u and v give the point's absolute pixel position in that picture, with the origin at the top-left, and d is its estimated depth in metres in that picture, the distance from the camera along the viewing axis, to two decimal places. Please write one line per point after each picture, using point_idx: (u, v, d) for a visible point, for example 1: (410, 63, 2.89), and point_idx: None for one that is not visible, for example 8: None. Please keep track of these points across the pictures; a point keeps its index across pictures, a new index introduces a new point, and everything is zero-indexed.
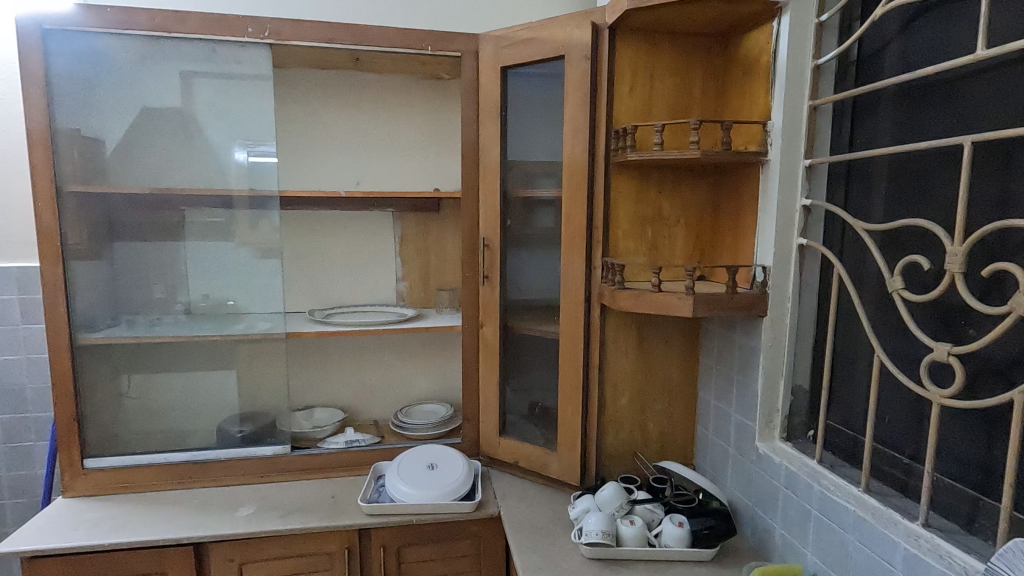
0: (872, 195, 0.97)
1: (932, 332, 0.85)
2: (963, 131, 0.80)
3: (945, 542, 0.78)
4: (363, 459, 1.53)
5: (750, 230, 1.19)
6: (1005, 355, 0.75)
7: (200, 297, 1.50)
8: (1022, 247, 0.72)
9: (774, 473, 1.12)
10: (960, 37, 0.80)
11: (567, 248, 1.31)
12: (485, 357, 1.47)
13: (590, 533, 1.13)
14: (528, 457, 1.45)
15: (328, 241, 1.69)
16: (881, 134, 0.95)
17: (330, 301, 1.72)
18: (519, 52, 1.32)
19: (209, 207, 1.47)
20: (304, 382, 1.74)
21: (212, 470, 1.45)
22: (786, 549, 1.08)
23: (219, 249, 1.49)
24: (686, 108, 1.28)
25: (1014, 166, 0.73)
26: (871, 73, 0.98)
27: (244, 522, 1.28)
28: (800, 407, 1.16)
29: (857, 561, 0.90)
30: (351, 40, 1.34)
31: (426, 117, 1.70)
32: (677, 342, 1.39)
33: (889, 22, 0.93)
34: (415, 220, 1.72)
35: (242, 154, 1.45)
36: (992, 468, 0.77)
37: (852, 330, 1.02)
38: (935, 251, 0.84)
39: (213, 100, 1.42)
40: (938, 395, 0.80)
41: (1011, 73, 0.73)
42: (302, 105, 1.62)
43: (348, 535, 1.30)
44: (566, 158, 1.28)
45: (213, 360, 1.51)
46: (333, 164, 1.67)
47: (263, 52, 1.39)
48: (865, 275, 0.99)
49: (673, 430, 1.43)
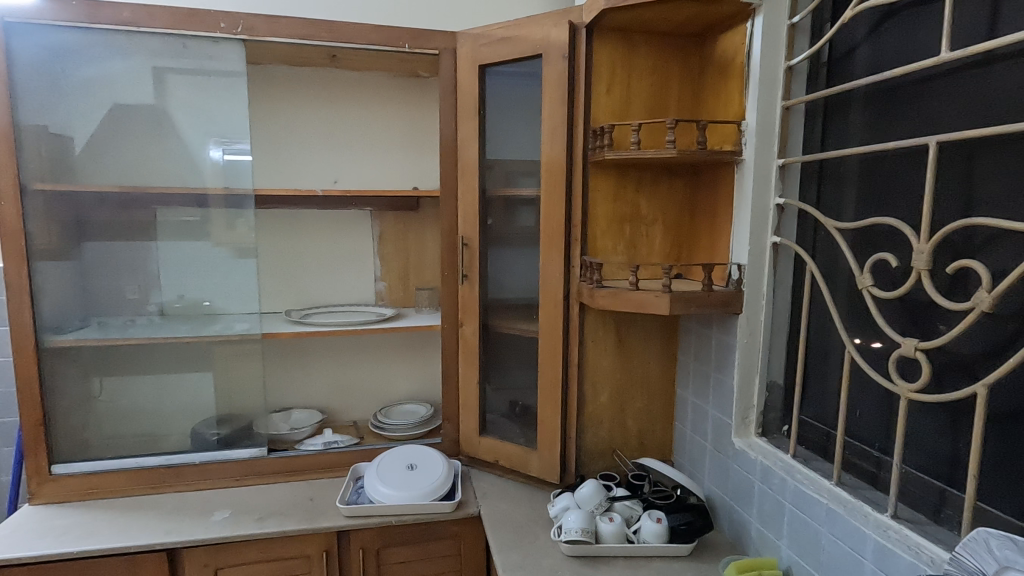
0: (842, 194, 0.99)
1: (900, 327, 0.87)
2: (931, 131, 0.82)
3: (913, 533, 0.80)
4: (341, 461, 1.52)
5: (726, 228, 1.21)
6: (969, 350, 0.77)
7: (174, 298, 1.47)
8: (985, 244, 0.74)
9: (750, 467, 1.13)
10: (925, 40, 0.83)
11: (546, 247, 1.31)
12: (465, 356, 1.47)
13: (569, 531, 1.14)
14: (508, 456, 1.45)
15: (305, 241, 1.67)
16: (852, 134, 0.97)
17: (307, 301, 1.70)
18: (497, 50, 1.31)
19: (183, 207, 1.44)
20: (281, 383, 1.72)
21: (186, 475, 1.42)
22: (761, 543, 1.10)
23: (193, 249, 1.46)
24: (663, 108, 1.29)
25: (978, 166, 0.75)
26: (842, 74, 1.00)
27: (219, 527, 1.25)
28: (774, 403, 1.18)
29: (830, 553, 0.92)
30: (327, 37, 1.32)
31: (405, 115, 1.69)
32: (656, 339, 1.40)
33: (859, 24, 0.95)
34: (394, 219, 1.71)
35: (217, 152, 1.42)
36: (958, 460, 0.79)
37: (825, 327, 1.04)
38: (903, 249, 0.86)
39: (186, 97, 1.39)
40: (906, 389, 0.82)
41: (976, 75, 0.75)
42: (278, 103, 1.60)
43: (327, 537, 1.28)
44: (544, 157, 1.28)
45: (187, 363, 1.49)
46: (310, 163, 1.65)
47: (237, 49, 1.36)
48: (836, 273, 1.01)
49: (652, 427, 1.44)
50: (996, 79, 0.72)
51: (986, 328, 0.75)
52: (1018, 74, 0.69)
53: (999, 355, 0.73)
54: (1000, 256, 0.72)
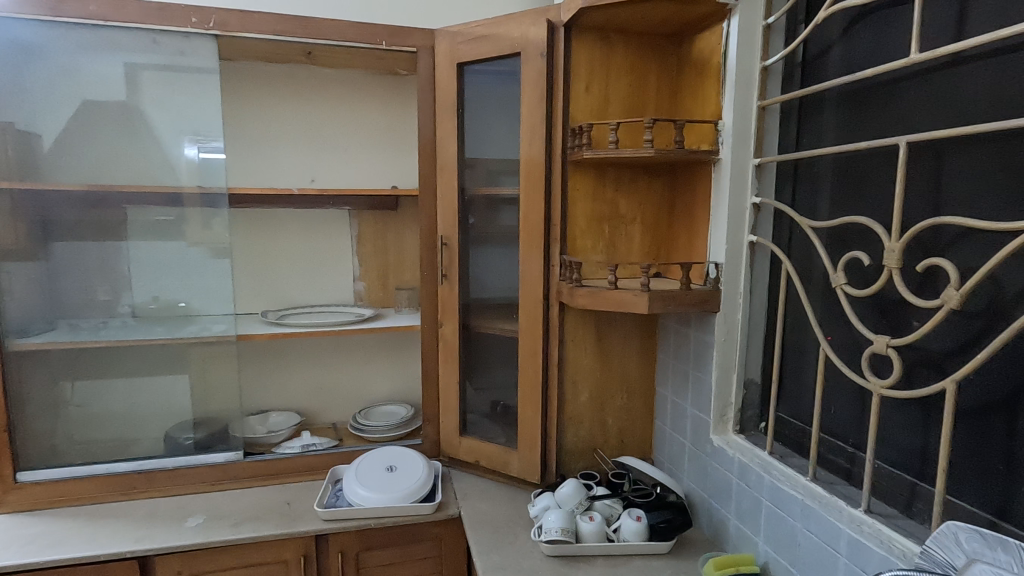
0: (817, 194, 1.00)
1: (873, 324, 0.88)
2: (901, 132, 0.83)
3: (885, 527, 0.82)
4: (320, 464, 1.50)
5: (703, 226, 1.21)
6: (939, 347, 0.79)
7: (148, 299, 1.43)
8: (953, 243, 0.75)
9: (728, 464, 1.14)
10: (896, 41, 0.84)
11: (525, 246, 1.31)
12: (445, 357, 1.46)
13: (549, 530, 1.13)
14: (488, 457, 1.44)
15: (282, 241, 1.65)
16: (826, 134, 0.98)
17: (284, 301, 1.68)
18: (476, 49, 1.31)
19: (157, 206, 1.41)
20: (258, 385, 1.69)
21: (159, 480, 1.39)
22: (739, 540, 1.11)
23: (166, 249, 1.42)
24: (641, 107, 1.29)
25: (946, 166, 0.76)
26: (816, 74, 1.01)
27: (193, 533, 1.23)
28: (752, 400, 1.19)
29: (805, 548, 0.93)
30: (302, 33, 1.30)
31: (384, 113, 1.67)
32: (636, 338, 1.41)
33: (832, 26, 0.96)
34: (373, 218, 1.69)
35: (192, 150, 1.39)
36: (928, 455, 0.81)
37: (800, 324, 1.05)
38: (875, 247, 0.87)
39: (158, 94, 1.36)
40: (878, 386, 0.83)
41: (945, 76, 0.76)
42: (253, 99, 1.57)
43: (305, 541, 1.26)
44: (523, 155, 1.28)
45: (161, 365, 1.45)
46: (286, 160, 1.62)
47: (209, 45, 1.33)
48: (811, 271, 1.02)
49: (632, 425, 1.44)
50: (965, 80, 0.74)
51: (955, 325, 0.77)
52: (987, 77, 0.71)
53: (968, 352, 0.75)
54: (967, 254, 0.74)
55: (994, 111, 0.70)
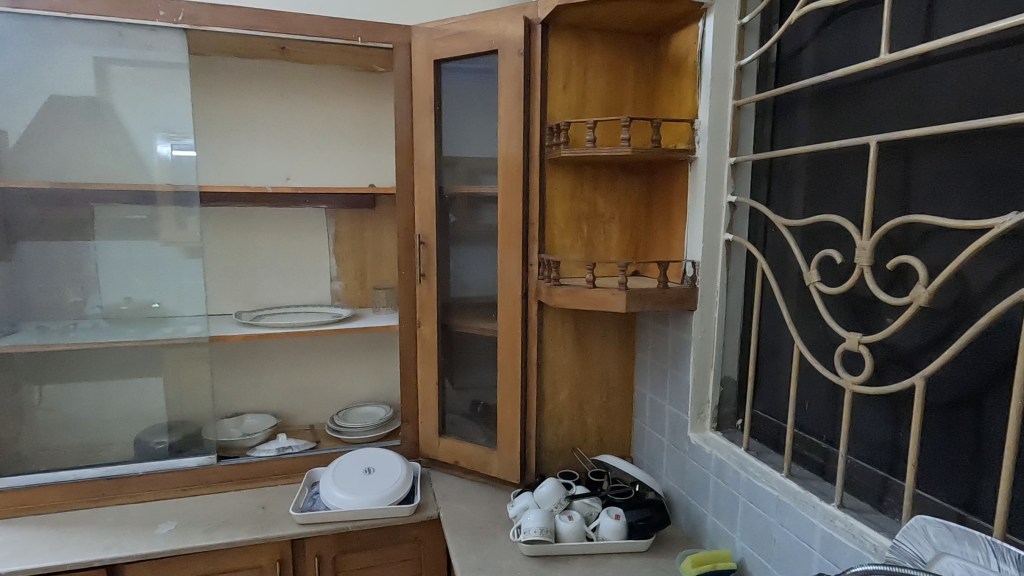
0: (792, 193, 1.01)
1: (846, 322, 0.89)
2: (871, 132, 0.84)
3: (858, 522, 0.83)
4: (296, 467, 1.47)
5: (681, 224, 1.22)
6: (909, 343, 0.80)
7: (118, 300, 1.39)
8: (922, 241, 0.77)
9: (705, 462, 1.15)
10: (867, 42, 0.85)
11: (503, 244, 1.30)
12: (423, 356, 1.45)
13: (528, 531, 1.13)
14: (467, 457, 1.43)
15: (256, 241, 1.62)
16: (800, 133, 0.99)
17: (259, 302, 1.65)
18: (453, 45, 1.29)
19: (128, 204, 1.36)
20: (233, 388, 1.66)
21: (129, 486, 1.35)
22: (716, 536, 1.12)
23: (136, 249, 1.38)
24: (619, 106, 1.29)
25: (916, 165, 0.77)
26: (790, 74, 1.02)
27: (164, 540, 1.20)
28: (728, 398, 1.19)
29: (780, 543, 0.94)
30: (276, 28, 1.27)
31: (361, 110, 1.64)
32: (615, 336, 1.41)
33: (805, 26, 0.97)
34: (351, 216, 1.67)
35: (164, 147, 1.35)
36: (899, 450, 0.82)
37: (775, 322, 1.06)
38: (848, 246, 0.88)
39: (127, 89, 1.32)
40: (849, 382, 0.84)
41: (916, 75, 0.77)
42: (226, 96, 1.54)
43: (280, 546, 1.24)
44: (501, 153, 1.27)
45: (132, 368, 1.41)
46: (260, 158, 1.59)
47: (178, 39, 1.30)
48: (786, 269, 1.03)
49: (611, 424, 1.45)
50: (935, 79, 0.74)
51: (924, 322, 0.78)
52: (956, 77, 0.72)
53: (937, 348, 0.76)
54: (936, 252, 0.75)
55: (962, 112, 0.71)
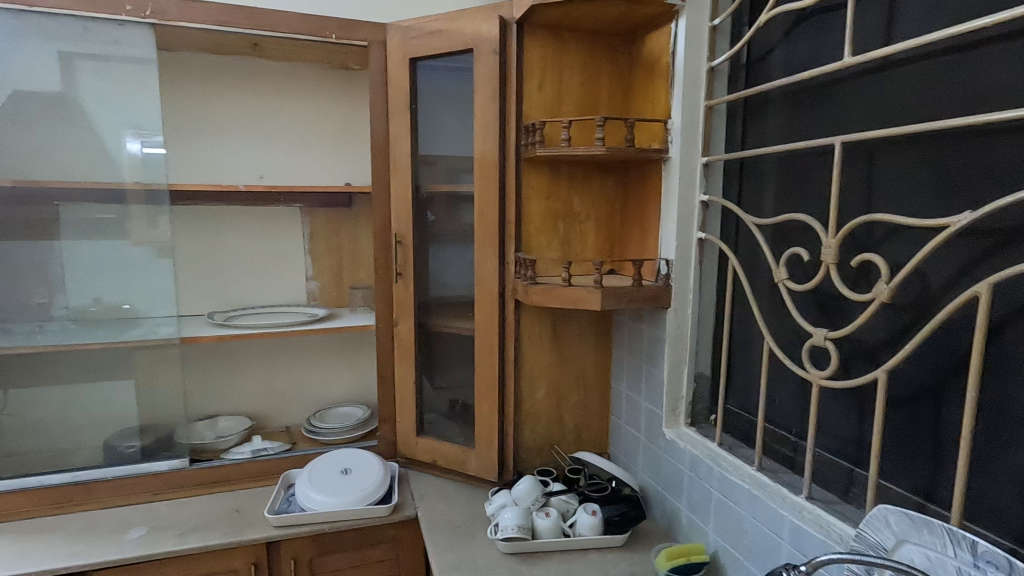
0: (762, 192, 1.03)
1: (813, 318, 0.92)
2: (836, 133, 0.86)
3: (825, 513, 0.85)
4: (272, 469, 1.45)
5: (655, 223, 1.24)
6: (872, 338, 0.82)
7: (89, 302, 1.36)
8: (885, 239, 0.79)
9: (680, 457, 1.17)
10: (832, 45, 0.87)
11: (480, 243, 1.30)
12: (400, 356, 1.44)
13: (505, 528, 1.14)
14: (446, 456, 1.43)
15: (229, 240, 1.59)
16: (769, 134, 1.01)
17: (233, 302, 1.62)
18: (428, 44, 1.29)
19: (95, 203, 1.33)
20: (206, 390, 1.63)
21: (97, 491, 1.32)
22: (691, 530, 1.14)
23: (107, 249, 1.35)
24: (594, 106, 1.30)
25: (878, 165, 0.80)
26: (759, 76, 1.04)
27: (135, 545, 1.17)
28: (702, 394, 1.21)
29: (752, 536, 0.96)
30: (247, 24, 1.26)
31: (336, 108, 1.63)
32: (591, 334, 1.42)
33: (774, 28, 0.99)
34: (326, 216, 1.65)
35: (134, 144, 1.32)
36: (864, 443, 0.84)
37: (747, 319, 1.08)
38: (814, 244, 0.91)
39: (94, 85, 1.29)
40: (816, 376, 0.87)
41: (878, 77, 0.79)
42: (197, 92, 1.51)
43: (255, 550, 1.23)
44: (477, 152, 1.27)
45: (101, 370, 1.38)
46: (234, 156, 1.57)
47: (146, 34, 1.27)
48: (757, 267, 1.05)
49: (588, 421, 1.46)
50: (895, 82, 0.77)
51: (886, 317, 0.80)
52: (916, 79, 0.74)
53: (899, 343, 0.78)
54: (897, 250, 0.77)
55: (922, 113, 0.73)
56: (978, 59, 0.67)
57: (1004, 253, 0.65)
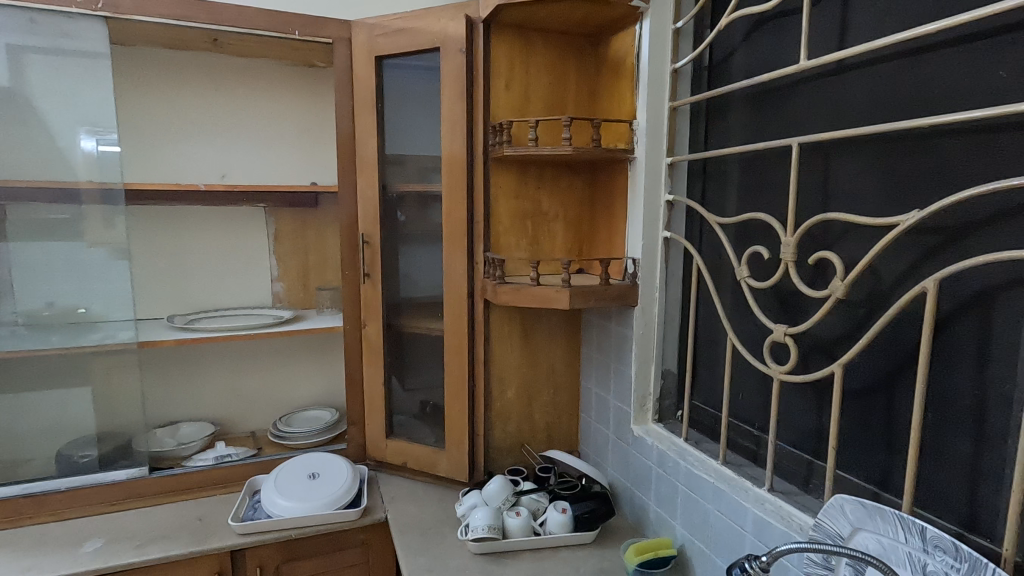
0: (725, 191, 1.05)
1: (773, 315, 0.94)
2: (794, 134, 0.89)
3: (786, 504, 0.87)
4: (236, 475, 1.42)
5: (622, 222, 1.25)
6: (829, 333, 0.85)
7: (41, 306, 1.29)
8: (840, 237, 0.81)
9: (648, 453, 1.18)
10: (789, 49, 0.90)
11: (449, 243, 1.29)
12: (369, 357, 1.42)
13: (476, 528, 1.14)
14: (416, 458, 1.42)
15: (190, 240, 1.55)
16: (732, 135, 1.03)
17: (195, 305, 1.58)
18: (394, 42, 1.28)
19: (46, 203, 1.27)
20: (167, 395, 1.58)
21: (51, 503, 1.27)
22: (659, 525, 1.15)
23: (60, 250, 1.29)
24: (561, 106, 1.31)
25: (833, 166, 0.83)
26: (721, 78, 1.06)
27: (91, 558, 1.13)
28: (669, 390, 1.23)
29: (717, 528, 0.98)
30: (206, 18, 1.22)
31: (300, 105, 1.60)
32: (561, 333, 1.43)
33: (734, 32, 1.01)
34: (292, 216, 1.62)
35: (89, 142, 1.27)
36: (822, 435, 0.87)
37: (711, 316, 1.11)
38: (774, 242, 0.93)
39: (42, 79, 1.23)
40: (777, 371, 0.89)
41: (833, 81, 0.82)
42: (155, 89, 1.46)
43: (219, 558, 1.20)
44: (445, 151, 1.26)
45: (53, 377, 1.32)
46: (195, 155, 1.52)
47: (99, 27, 1.22)
48: (721, 265, 1.07)
49: (558, 419, 1.47)
50: (848, 85, 0.80)
51: (841, 313, 0.83)
52: (867, 83, 0.77)
53: (854, 338, 0.81)
54: (851, 248, 0.80)
55: (874, 116, 0.76)
56: (926, 64, 0.69)
57: (950, 249, 0.67)
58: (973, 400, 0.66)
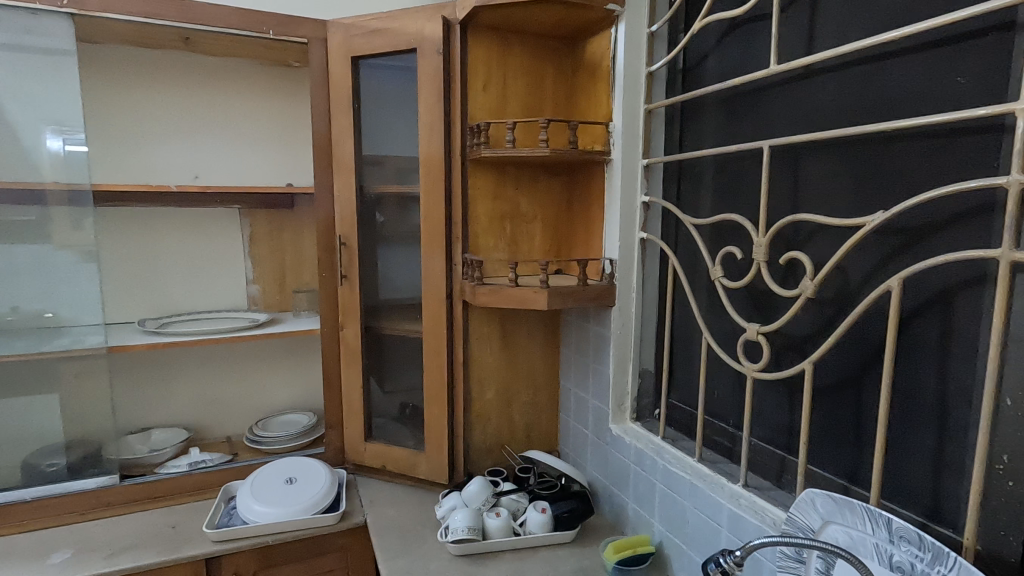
0: (699, 193, 1.07)
1: (746, 314, 0.96)
2: (764, 137, 0.91)
3: (760, 499, 0.89)
4: (211, 481, 1.39)
5: (599, 223, 1.27)
6: (799, 331, 0.87)
7: (5, 311, 1.26)
8: (810, 237, 0.83)
9: (626, 451, 1.19)
10: (760, 53, 0.91)
11: (427, 245, 1.29)
12: (347, 360, 1.41)
13: (455, 530, 1.13)
14: (395, 461, 1.41)
15: (162, 242, 1.51)
16: (706, 137, 1.05)
17: (168, 308, 1.55)
18: (371, 43, 1.27)
19: (10, 204, 1.23)
20: (139, 401, 1.55)
21: (16, 514, 1.23)
22: (638, 522, 1.17)
23: (24, 253, 1.25)
24: (539, 107, 1.32)
25: (802, 169, 0.85)
26: (695, 81, 1.08)
27: (59, 570, 1.10)
28: (647, 389, 1.25)
29: (694, 525, 0.99)
30: (177, 16, 1.20)
31: (276, 105, 1.58)
32: (540, 334, 1.43)
33: (708, 36, 1.03)
34: (268, 218, 1.60)
35: (55, 141, 1.24)
36: (794, 431, 0.89)
37: (687, 315, 1.12)
38: (746, 243, 0.95)
39: (5, 77, 1.19)
40: (751, 369, 0.91)
41: (802, 85, 0.84)
42: (125, 88, 1.43)
43: (193, 566, 1.17)
44: (423, 152, 1.26)
45: (18, 384, 1.28)
46: (167, 155, 1.49)
47: (65, 24, 1.19)
48: (696, 266, 1.09)
49: (538, 419, 1.47)
50: (816, 89, 0.82)
51: (811, 312, 0.85)
52: (833, 87, 0.79)
53: (823, 335, 0.83)
54: (820, 248, 0.82)
55: (841, 119, 0.78)
56: (888, 69, 0.72)
57: (914, 249, 0.70)
58: (936, 395, 0.68)
